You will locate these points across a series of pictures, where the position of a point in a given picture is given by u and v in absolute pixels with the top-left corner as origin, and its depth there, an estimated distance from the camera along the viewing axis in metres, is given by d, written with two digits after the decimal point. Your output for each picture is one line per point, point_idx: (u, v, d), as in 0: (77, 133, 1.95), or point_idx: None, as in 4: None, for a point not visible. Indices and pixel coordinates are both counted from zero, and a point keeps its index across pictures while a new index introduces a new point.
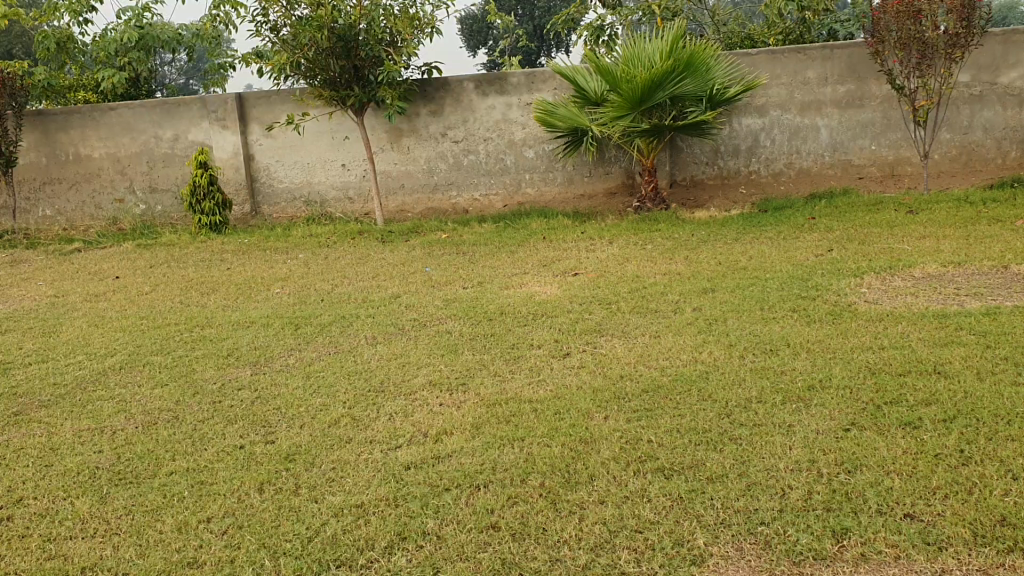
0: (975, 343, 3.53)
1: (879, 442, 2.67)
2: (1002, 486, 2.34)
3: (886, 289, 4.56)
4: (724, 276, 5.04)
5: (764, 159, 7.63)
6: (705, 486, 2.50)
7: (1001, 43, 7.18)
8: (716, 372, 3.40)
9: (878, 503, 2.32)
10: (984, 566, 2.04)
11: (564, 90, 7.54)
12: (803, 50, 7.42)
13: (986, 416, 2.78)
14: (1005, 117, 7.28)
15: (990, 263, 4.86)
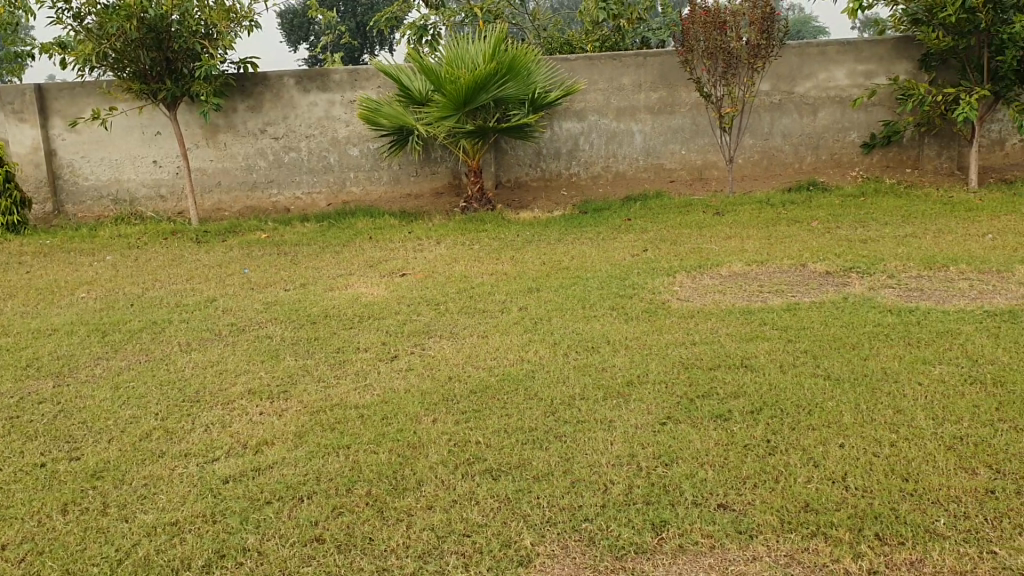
0: (777, 337, 3.76)
1: (693, 435, 2.79)
2: (805, 473, 2.49)
3: (697, 287, 4.80)
4: (548, 276, 5.14)
5: (583, 161, 7.87)
6: (531, 485, 2.54)
7: (797, 56, 7.70)
8: (541, 371, 3.46)
9: (693, 495, 2.43)
10: (791, 552, 2.16)
11: (387, 89, 7.48)
12: (618, 57, 7.69)
13: (789, 407, 2.97)
14: (800, 125, 7.81)
15: (790, 262, 5.20)
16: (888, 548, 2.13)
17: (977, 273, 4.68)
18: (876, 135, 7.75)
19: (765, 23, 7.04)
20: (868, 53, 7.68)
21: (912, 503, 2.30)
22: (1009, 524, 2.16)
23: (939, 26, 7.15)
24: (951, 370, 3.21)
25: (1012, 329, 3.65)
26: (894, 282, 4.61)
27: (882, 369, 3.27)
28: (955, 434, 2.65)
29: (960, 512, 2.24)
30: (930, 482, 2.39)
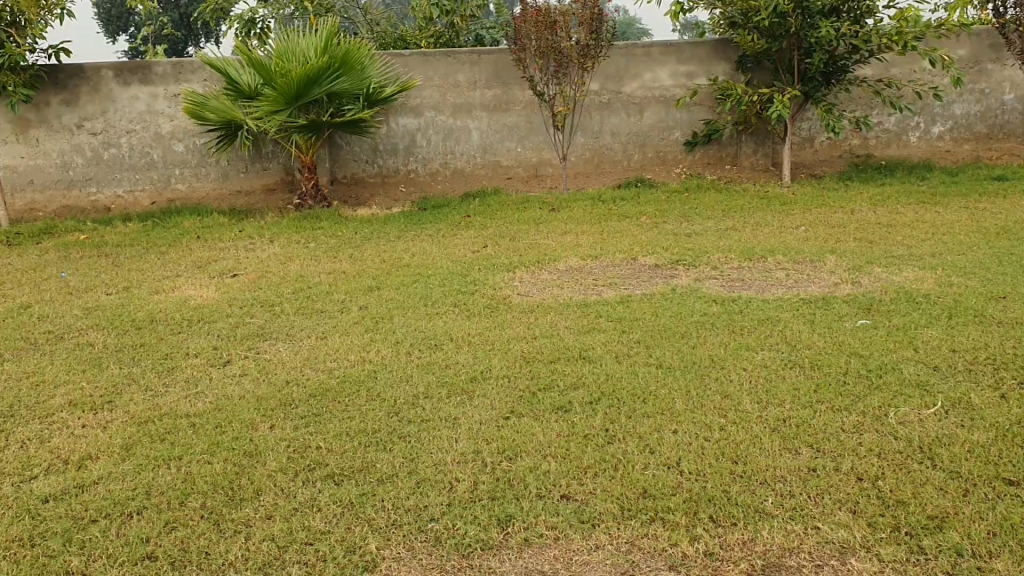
0: (613, 329, 3.87)
1: (535, 428, 2.83)
2: (643, 460, 2.57)
3: (535, 282, 4.87)
4: (387, 274, 5.09)
5: (420, 158, 7.86)
6: (376, 488, 2.50)
7: (624, 56, 7.94)
8: (382, 371, 3.42)
9: (537, 488, 2.46)
10: (631, 538, 2.21)
11: (214, 82, 7.20)
12: (452, 54, 7.70)
13: (626, 396, 3.06)
14: (629, 123, 8.07)
15: (622, 256, 5.36)
16: (721, 529, 2.21)
17: (794, 263, 4.97)
18: (699, 133, 8.09)
19: (594, 23, 7.25)
20: (689, 54, 8.02)
21: (742, 485, 2.40)
22: (829, 500, 2.28)
23: (754, 30, 7.55)
24: (773, 355, 3.40)
25: (826, 315, 3.90)
26: (720, 273, 4.83)
27: (711, 356, 3.42)
28: (779, 417, 2.80)
29: (785, 490, 2.35)
30: (757, 463, 2.50)
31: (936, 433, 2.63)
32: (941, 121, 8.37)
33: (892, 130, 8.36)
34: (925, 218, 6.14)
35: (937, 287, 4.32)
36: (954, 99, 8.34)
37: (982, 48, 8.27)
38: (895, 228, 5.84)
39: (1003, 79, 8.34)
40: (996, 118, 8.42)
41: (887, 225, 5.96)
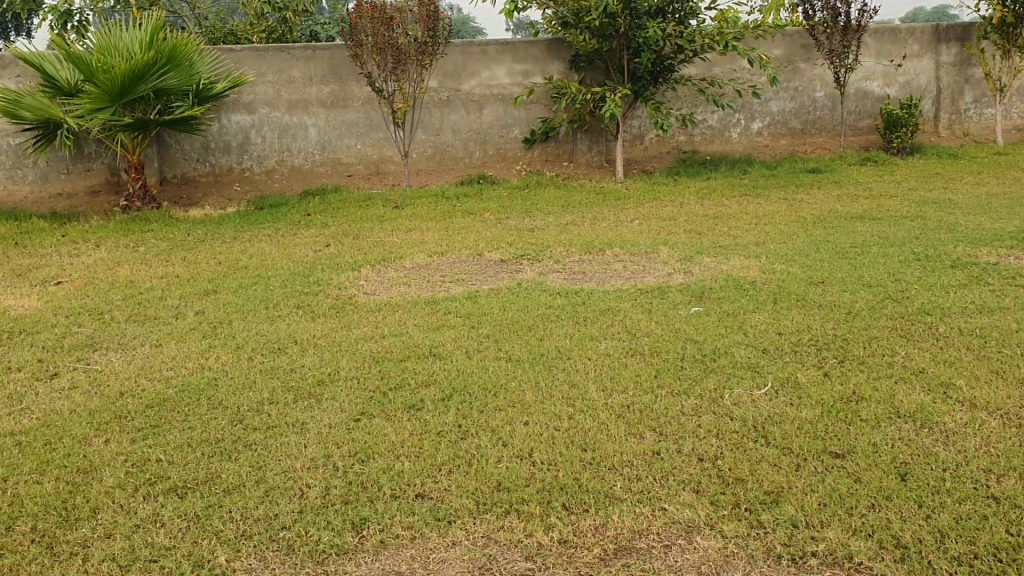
0: (461, 325, 3.88)
1: (386, 428, 2.81)
2: (497, 454, 2.59)
3: (381, 280, 4.83)
4: (225, 276, 4.93)
5: (256, 156, 7.64)
6: (222, 499, 2.42)
7: (461, 54, 7.99)
8: (224, 377, 3.31)
9: (391, 489, 2.44)
10: (487, 532, 2.22)
11: (28, 78, 6.77)
12: (286, 50, 7.54)
13: (476, 391, 3.08)
14: (468, 120, 8.13)
15: (466, 252, 5.39)
16: (574, 516, 2.25)
17: (631, 255, 5.14)
18: (537, 130, 8.24)
19: (430, 21, 7.25)
20: (525, 52, 8.14)
21: (592, 472, 2.45)
22: (674, 482, 2.37)
23: (585, 29, 7.72)
24: (616, 344, 3.50)
25: (664, 304, 4.06)
26: (562, 267, 4.93)
27: (557, 347, 3.49)
28: (624, 404, 2.89)
29: (633, 474, 2.42)
30: (606, 449, 2.57)
31: (769, 412, 2.78)
32: (759, 118, 8.88)
33: (716, 127, 8.78)
34: (748, 210, 6.48)
35: (762, 274, 4.57)
36: (771, 97, 8.86)
37: (794, 49, 8.81)
38: (723, 219, 6.14)
39: (814, 78, 8.91)
40: (808, 114, 8.99)
41: (715, 217, 6.25)
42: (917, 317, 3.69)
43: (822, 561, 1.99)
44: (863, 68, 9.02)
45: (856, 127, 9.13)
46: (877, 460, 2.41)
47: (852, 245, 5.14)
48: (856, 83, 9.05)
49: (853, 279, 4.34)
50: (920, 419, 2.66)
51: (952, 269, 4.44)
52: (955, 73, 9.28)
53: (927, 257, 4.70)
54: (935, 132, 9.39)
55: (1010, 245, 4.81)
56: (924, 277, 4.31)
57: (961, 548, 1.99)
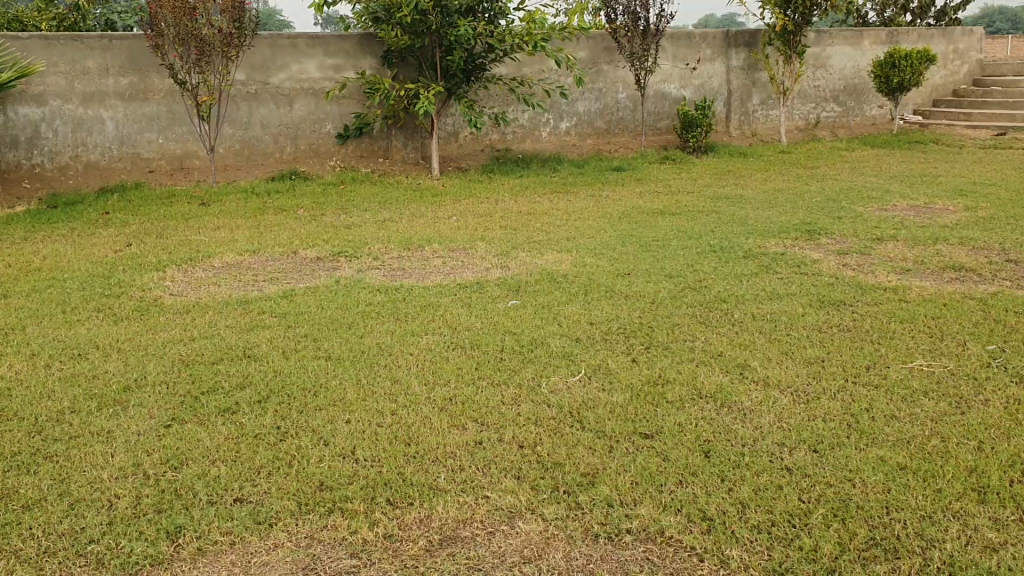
0: (276, 324, 3.80)
1: (201, 432, 2.72)
2: (318, 453, 2.56)
3: (189, 280, 4.64)
4: (15, 279, 4.59)
5: (46, 151, 7.15)
6: (23, 515, 2.27)
7: (269, 48, 7.81)
8: (19, 388, 3.08)
9: (207, 494, 2.36)
10: (311, 532, 2.18)
11: None
12: (79, 39, 7.10)
13: (295, 392, 3.02)
14: (277, 115, 7.95)
15: (280, 250, 5.26)
16: (398, 511, 2.25)
17: (448, 250, 5.19)
18: (349, 126, 8.16)
19: (236, 12, 7.06)
20: (335, 47, 8.05)
21: (416, 465, 2.47)
22: (496, 470, 2.42)
23: (397, 26, 7.68)
24: (435, 338, 3.53)
25: (481, 298, 4.12)
26: (379, 264, 4.91)
27: (377, 344, 3.48)
28: (445, 396, 2.93)
29: (456, 465, 2.46)
30: (428, 442, 2.59)
31: (583, 398, 2.89)
32: (567, 117, 9.16)
33: (526, 125, 8.99)
34: (559, 206, 6.68)
35: (574, 267, 4.72)
36: (577, 97, 9.16)
37: (599, 50, 9.14)
38: (534, 216, 6.29)
39: (616, 80, 9.30)
40: (613, 114, 9.38)
41: (527, 213, 6.40)
42: (715, 304, 3.93)
43: (636, 537, 2.09)
44: (661, 71, 9.49)
45: (656, 127, 9.60)
46: (682, 439, 2.56)
47: (655, 239, 5.40)
48: (655, 85, 9.50)
49: (657, 271, 4.57)
50: (720, 399, 2.85)
51: (745, 259, 4.75)
52: (743, 76, 9.97)
53: (722, 249, 5.01)
54: (727, 132, 10.02)
55: (795, 237, 5.21)
56: (720, 267, 4.59)
57: (760, 516, 2.13)
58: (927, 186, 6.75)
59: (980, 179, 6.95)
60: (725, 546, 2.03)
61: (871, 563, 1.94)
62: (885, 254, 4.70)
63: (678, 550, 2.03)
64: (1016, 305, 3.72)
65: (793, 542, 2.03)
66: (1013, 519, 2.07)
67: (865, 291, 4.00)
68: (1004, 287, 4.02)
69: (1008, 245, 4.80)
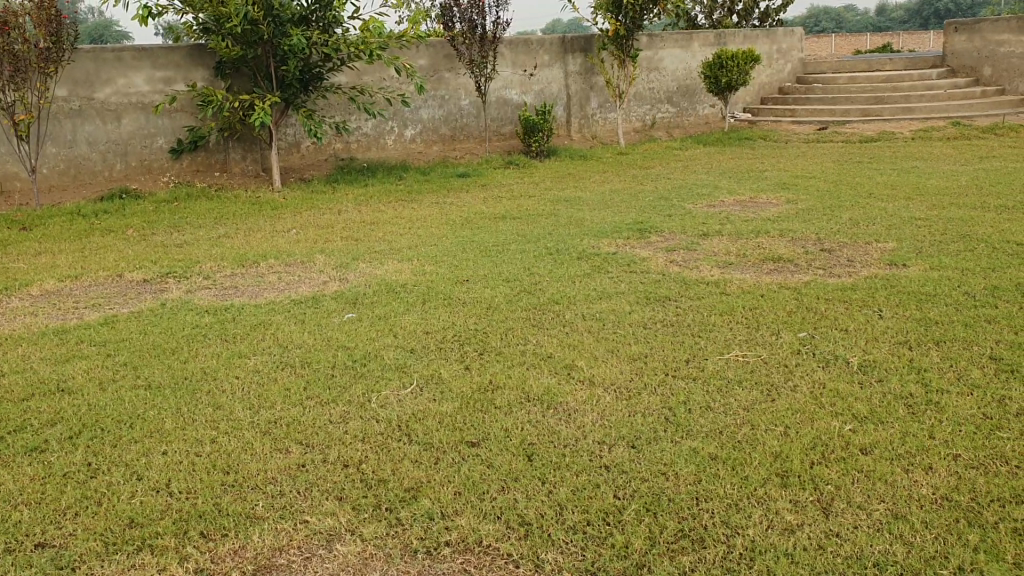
0: (95, 354, 3.62)
1: (5, 476, 2.55)
2: (130, 489, 2.45)
3: (4, 311, 4.37)
4: None
5: None
6: None
7: (91, 61, 7.45)
8: None
9: (6, 542, 2.22)
10: (116, 573, 2.08)
11: None
12: None
13: (110, 425, 2.89)
14: (104, 131, 7.59)
15: (104, 274, 5.02)
16: (211, 543, 2.17)
17: (284, 265, 5.07)
18: (183, 140, 7.88)
19: (51, 25, 6.70)
20: (163, 59, 7.76)
21: (233, 494, 2.39)
22: (317, 492, 2.37)
23: (227, 36, 7.42)
24: (263, 359, 3.43)
25: (316, 313, 4.04)
26: (211, 283, 4.76)
27: (201, 369, 3.35)
28: (270, 419, 2.84)
29: (276, 491, 2.39)
30: (249, 469, 2.51)
31: (412, 410, 2.87)
32: (411, 125, 9.13)
33: (370, 134, 8.89)
34: (403, 214, 6.64)
35: (412, 276, 4.70)
36: (420, 105, 9.13)
37: (438, 57, 9.14)
38: (376, 225, 6.23)
39: (458, 86, 9.33)
40: (456, 121, 9.42)
41: (369, 223, 6.33)
42: (548, 307, 3.99)
43: (454, 549, 2.08)
44: (501, 77, 9.60)
45: (499, 133, 9.70)
46: (507, 445, 2.57)
47: (494, 243, 5.44)
48: (496, 92, 9.61)
49: (495, 276, 4.60)
50: (546, 401, 2.88)
51: (579, 260, 4.84)
52: (581, 80, 10.22)
53: (558, 251, 5.10)
54: (568, 135, 10.25)
55: (628, 236, 5.35)
56: (554, 270, 4.65)
57: (576, 517, 2.16)
58: (753, 181, 7.07)
59: (802, 172, 7.34)
60: (541, 550, 2.05)
61: (678, 554, 2.00)
62: (710, 249, 4.89)
63: (494, 559, 2.04)
64: (827, 292, 3.93)
65: (606, 540, 2.07)
66: (810, 500, 2.18)
67: (689, 286, 4.14)
68: (818, 275, 4.25)
69: (824, 235, 5.08)
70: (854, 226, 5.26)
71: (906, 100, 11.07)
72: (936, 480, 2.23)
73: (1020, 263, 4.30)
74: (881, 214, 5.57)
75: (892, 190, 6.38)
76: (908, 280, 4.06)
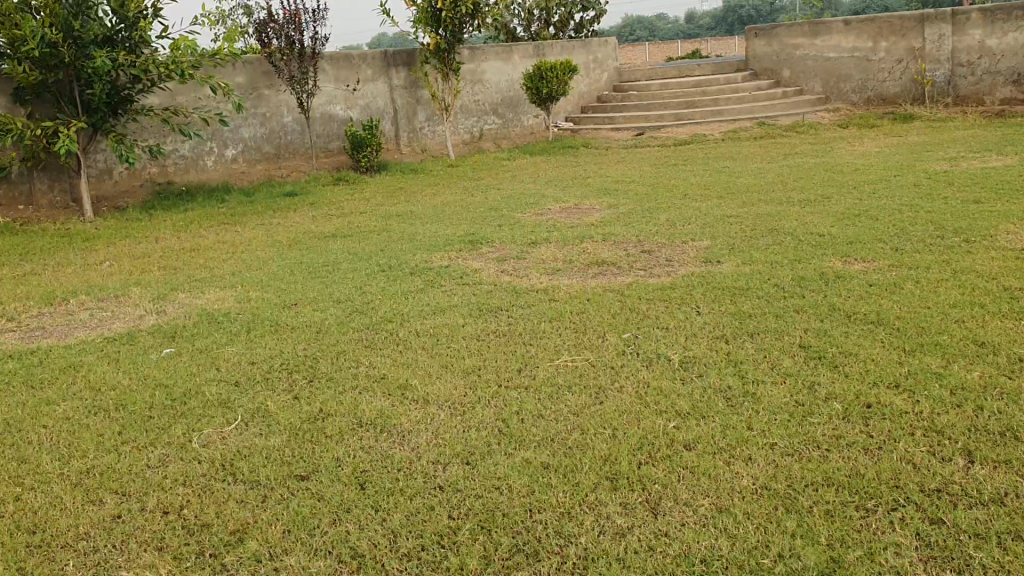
0: None
1: None
2: None
3: None
4: None
5: None
6: None
7: None
8: None
9: None
10: None
11: None
12: None
13: None
14: None
15: None
16: None
17: (97, 301, 4.77)
18: None
19: None
20: None
21: (41, 555, 2.21)
22: (134, 544, 2.22)
23: (24, 60, 6.90)
24: (74, 405, 3.20)
25: (132, 350, 3.82)
26: (17, 324, 4.43)
27: (4, 422, 3.09)
28: (81, 469, 2.66)
29: (88, 547, 2.23)
30: (58, 526, 2.33)
31: (237, 447, 2.74)
32: (232, 145, 8.82)
33: (188, 156, 8.51)
34: (227, 239, 6.41)
35: (236, 304, 4.53)
36: (240, 123, 8.84)
37: (257, 75, 8.88)
38: (197, 252, 5.97)
39: (279, 104, 9.10)
40: (279, 139, 9.18)
41: (190, 250, 6.07)
42: (380, 326, 3.92)
43: None
44: (323, 93, 9.43)
45: (325, 149, 9.53)
46: (339, 475, 2.50)
47: (322, 264, 5.32)
48: (320, 108, 9.43)
49: (324, 298, 4.49)
50: (379, 425, 2.82)
51: (410, 276, 4.80)
52: (406, 94, 10.19)
53: (389, 268, 5.04)
54: (397, 149, 10.18)
55: (459, 248, 5.35)
56: (386, 287, 4.59)
57: (410, 543, 2.12)
58: (577, 188, 7.24)
59: (621, 177, 7.58)
60: None
61: (514, 570, 1.99)
62: (539, 257, 4.95)
63: None
64: (648, 292, 4.05)
65: (440, 565, 2.04)
66: (640, 501, 2.22)
67: (519, 295, 4.18)
68: (639, 277, 4.37)
69: (644, 237, 5.24)
70: (671, 226, 5.46)
71: (714, 104, 11.61)
72: (755, 470, 2.32)
73: (821, 253, 4.58)
74: (695, 214, 5.80)
75: (706, 190, 6.67)
76: (722, 276, 4.24)
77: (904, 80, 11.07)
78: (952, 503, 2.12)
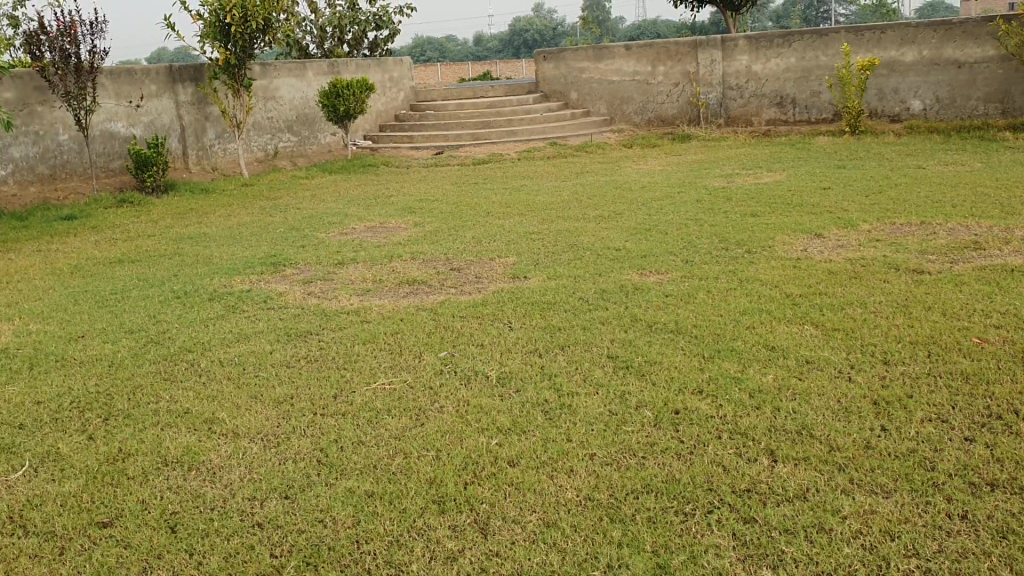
0: None
1: None
2: None
3: None
4: None
5: None
6: None
7: None
8: None
9: None
10: None
11: None
12: None
13: None
14: None
15: None
16: None
17: None
18: None
19: None
20: None
21: None
22: None
23: None
24: None
25: None
26: None
27: None
28: None
29: None
30: None
31: (27, 497, 2.49)
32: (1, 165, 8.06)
33: None
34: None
35: (14, 338, 4.15)
36: (9, 142, 8.10)
37: (28, 89, 8.21)
38: None
39: (53, 121, 8.46)
40: (54, 159, 8.50)
41: None
42: (180, 357, 3.70)
43: None
44: (103, 109, 8.86)
45: (106, 169, 8.96)
46: (146, 519, 2.32)
47: (110, 292, 4.97)
48: (100, 125, 8.84)
49: (114, 328, 4.20)
50: (186, 462, 2.65)
51: (209, 302, 4.58)
52: (194, 111, 9.77)
53: (184, 294, 4.77)
54: (186, 168, 9.71)
55: (261, 271, 5.16)
56: (183, 314, 4.35)
57: None
58: (378, 207, 7.17)
59: (423, 196, 7.58)
60: None
61: None
62: (347, 278, 4.87)
63: None
64: (460, 310, 4.06)
65: None
66: (468, 523, 2.21)
67: (329, 318, 4.08)
68: (450, 295, 4.38)
69: (451, 255, 5.26)
70: (476, 244, 5.51)
71: (508, 124, 11.87)
72: (578, 482, 2.36)
73: (620, 267, 4.76)
74: (499, 231, 5.89)
75: (507, 208, 6.79)
76: (530, 291, 4.33)
77: (681, 102, 11.76)
78: (761, 502, 2.24)
